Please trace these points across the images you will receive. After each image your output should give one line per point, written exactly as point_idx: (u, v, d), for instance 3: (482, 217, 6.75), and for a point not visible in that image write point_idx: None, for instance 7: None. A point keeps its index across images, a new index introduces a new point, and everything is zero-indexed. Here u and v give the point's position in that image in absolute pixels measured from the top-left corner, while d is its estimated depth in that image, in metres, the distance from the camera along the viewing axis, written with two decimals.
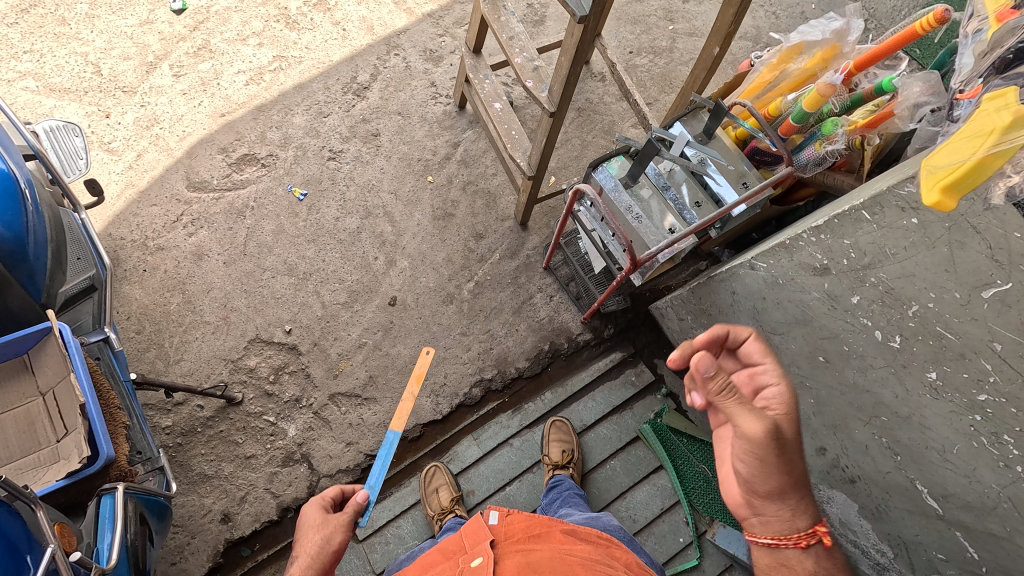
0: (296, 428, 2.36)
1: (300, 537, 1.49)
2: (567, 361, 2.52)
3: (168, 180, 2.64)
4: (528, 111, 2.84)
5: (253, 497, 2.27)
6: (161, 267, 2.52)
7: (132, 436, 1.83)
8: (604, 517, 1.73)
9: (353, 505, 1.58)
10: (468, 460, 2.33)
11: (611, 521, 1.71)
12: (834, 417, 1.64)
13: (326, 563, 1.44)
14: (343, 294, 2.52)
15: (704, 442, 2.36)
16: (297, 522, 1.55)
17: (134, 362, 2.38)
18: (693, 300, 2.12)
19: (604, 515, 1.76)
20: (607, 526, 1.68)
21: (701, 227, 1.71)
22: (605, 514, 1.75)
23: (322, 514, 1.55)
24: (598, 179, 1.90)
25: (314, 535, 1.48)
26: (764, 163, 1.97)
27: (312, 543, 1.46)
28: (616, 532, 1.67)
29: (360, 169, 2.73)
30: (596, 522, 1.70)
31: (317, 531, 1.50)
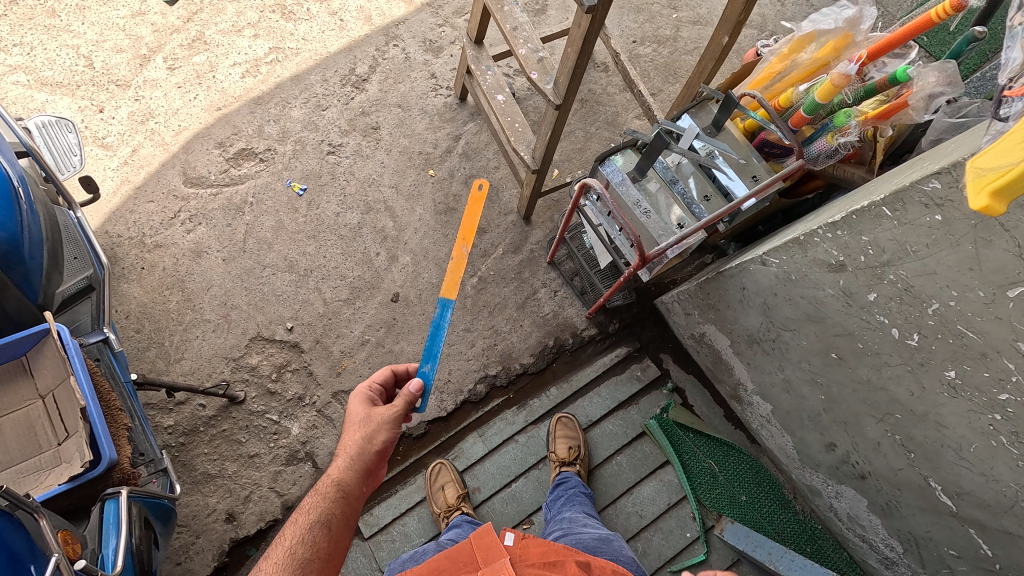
0: (299, 426, 2.34)
1: (344, 435, 1.55)
2: (572, 356, 2.49)
3: (165, 175, 2.60)
4: (530, 103, 2.80)
5: (258, 496, 2.25)
6: (159, 265, 2.48)
7: (134, 438, 1.80)
8: (617, 543, 1.70)
9: (398, 400, 1.56)
10: (474, 457, 2.32)
11: (625, 552, 1.69)
12: (846, 414, 1.63)
13: (365, 463, 1.51)
14: (345, 291, 2.49)
15: (711, 436, 2.35)
16: (346, 416, 1.60)
17: (134, 361, 2.35)
18: (699, 295, 2.04)
19: (617, 539, 1.72)
20: (619, 555, 1.65)
21: (711, 222, 1.68)
22: (617, 539, 1.72)
23: (365, 411, 1.57)
24: (605, 173, 1.87)
25: (355, 434, 1.54)
26: (773, 155, 1.93)
27: (353, 443, 1.52)
28: (628, 564, 1.64)
29: (360, 163, 2.68)
30: (608, 547, 1.66)
31: (358, 430, 1.54)
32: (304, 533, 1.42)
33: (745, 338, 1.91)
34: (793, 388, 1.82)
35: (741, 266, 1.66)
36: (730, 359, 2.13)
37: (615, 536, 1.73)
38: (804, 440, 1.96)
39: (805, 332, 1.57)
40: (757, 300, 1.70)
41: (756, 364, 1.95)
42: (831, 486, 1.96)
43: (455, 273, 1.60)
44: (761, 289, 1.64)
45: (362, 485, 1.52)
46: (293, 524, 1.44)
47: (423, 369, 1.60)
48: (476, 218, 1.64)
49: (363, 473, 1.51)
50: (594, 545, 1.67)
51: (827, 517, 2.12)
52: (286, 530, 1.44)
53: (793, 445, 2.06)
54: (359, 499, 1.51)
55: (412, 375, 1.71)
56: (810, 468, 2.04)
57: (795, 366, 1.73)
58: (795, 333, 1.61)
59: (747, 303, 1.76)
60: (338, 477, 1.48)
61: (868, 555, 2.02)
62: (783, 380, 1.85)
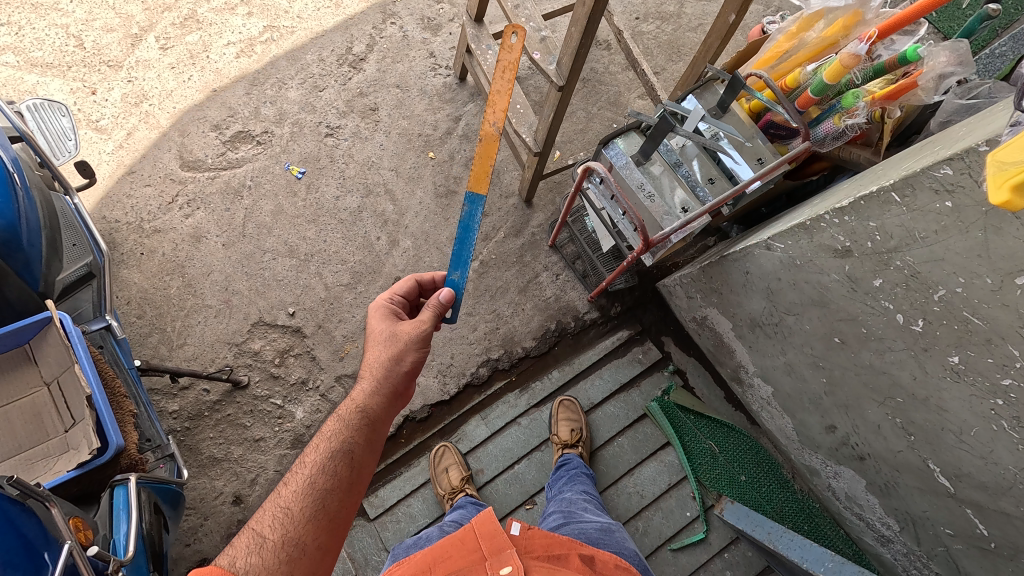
0: (303, 410, 2.36)
1: (368, 357, 1.49)
2: (574, 340, 2.50)
3: (161, 159, 2.56)
4: (531, 83, 2.75)
5: (264, 479, 2.28)
6: (159, 250, 2.46)
7: (140, 424, 1.82)
8: (619, 534, 1.70)
9: (429, 313, 1.53)
10: (477, 439, 2.35)
11: (627, 542, 1.70)
12: (848, 397, 1.64)
13: (391, 388, 1.47)
14: (346, 275, 2.48)
15: (711, 418, 2.37)
16: (366, 336, 1.54)
17: (136, 347, 2.35)
18: (703, 279, 2.04)
19: (618, 530, 1.72)
20: (621, 547, 1.64)
21: (715, 206, 1.67)
22: (619, 530, 1.72)
23: (390, 330, 1.52)
24: (609, 156, 1.85)
25: (381, 355, 1.49)
26: (778, 137, 1.89)
27: (379, 363, 1.47)
28: (630, 556, 1.64)
29: (359, 146, 2.65)
30: (611, 539, 1.66)
31: (384, 349, 1.50)
32: (327, 458, 1.36)
33: (747, 321, 1.91)
34: (794, 372, 1.83)
35: (746, 250, 1.66)
36: (732, 342, 2.14)
37: (616, 527, 1.73)
38: (804, 422, 1.98)
39: (809, 317, 1.57)
40: (761, 285, 1.69)
41: (758, 347, 1.96)
42: (830, 466, 1.99)
43: (484, 159, 1.47)
44: (764, 274, 1.64)
45: (387, 409, 1.48)
46: (314, 450, 1.38)
47: (450, 278, 1.59)
48: (509, 84, 1.45)
49: (389, 397, 1.47)
50: (598, 536, 1.66)
51: (825, 496, 2.15)
52: (305, 455, 1.38)
53: (793, 427, 2.08)
54: (384, 424, 1.48)
55: (436, 287, 1.71)
56: (809, 449, 2.07)
57: (797, 350, 1.73)
58: (798, 317, 1.62)
59: (750, 287, 1.76)
60: (364, 402, 1.43)
61: (864, 533, 2.06)
62: (785, 363, 1.85)
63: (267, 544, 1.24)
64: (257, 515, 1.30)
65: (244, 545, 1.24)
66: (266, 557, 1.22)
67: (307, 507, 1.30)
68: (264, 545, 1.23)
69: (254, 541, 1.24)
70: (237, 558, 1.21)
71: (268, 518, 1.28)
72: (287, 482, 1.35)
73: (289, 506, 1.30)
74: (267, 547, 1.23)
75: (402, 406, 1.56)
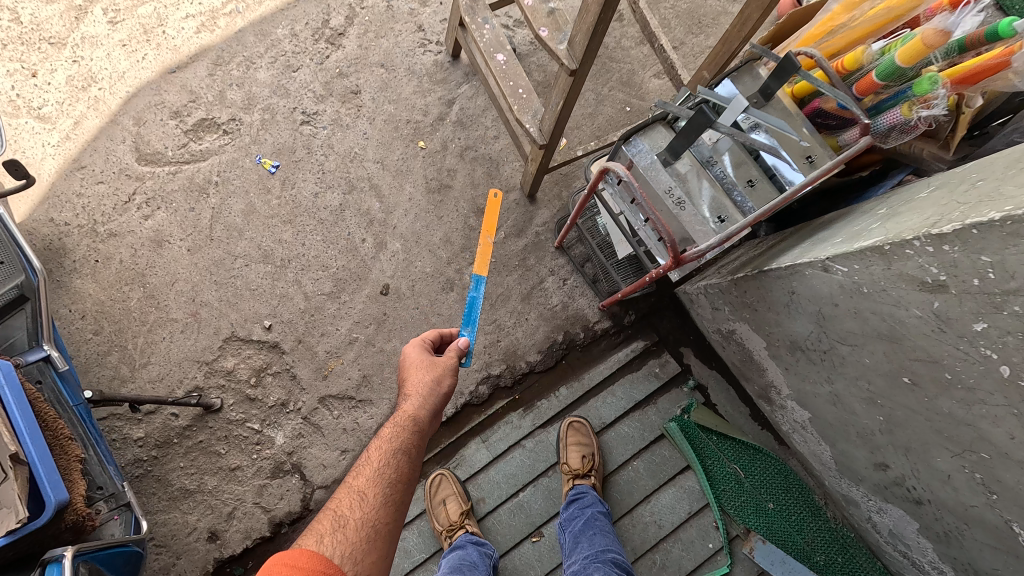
0: (284, 435, 2.13)
1: (411, 373, 1.57)
2: (583, 352, 2.25)
3: (114, 151, 2.25)
4: (533, 60, 2.43)
5: (242, 512, 2.07)
6: (116, 257, 2.18)
7: (89, 470, 1.59)
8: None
9: (453, 351, 1.62)
10: (477, 465, 2.12)
11: None
12: (911, 440, 1.40)
13: (439, 396, 1.55)
14: (328, 283, 2.21)
15: (736, 439, 2.14)
16: (403, 362, 1.61)
17: (94, 367, 2.10)
18: (734, 292, 1.78)
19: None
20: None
21: (759, 219, 1.40)
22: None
23: (427, 357, 1.60)
24: (629, 154, 1.56)
25: (424, 378, 1.55)
26: (827, 128, 1.60)
27: (423, 383, 1.53)
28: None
29: (339, 135, 2.34)
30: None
31: (429, 370, 1.58)
32: (391, 454, 1.43)
33: (786, 343, 1.66)
34: (841, 403, 1.59)
35: (796, 267, 1.39)
36: (764, 361, 1.89)
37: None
38: (846, 453, 1.75)
39: (871, 350, 1.32)
40: (810, 307, 1.44)
41: (797, 371, 1.72)
42: (874, 501, 1.77)
43: (484, 256, 1.68)
44: (816, 297, 1.38)
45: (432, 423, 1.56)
46: (376, 448, 1.45)
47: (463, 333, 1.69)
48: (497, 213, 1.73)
49: (437, 405, 1.54)
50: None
51: (863, 528, 1.94)
52: (368, 453, 1.45)
53: (831, 455, 1.86)
54: (429, 435, 1.56)
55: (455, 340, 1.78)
56: (848, 480, 1.85)
57: (849, 382, 1.49)
58: (856, 349, 1.36)
59: (795, 309, 1.50)
60: (416, 412, 1.51)
61: (907, 569, 1.86)
62: (830, 393, 1.61)
63: (349, 524, 1.28)
64: (331, 505, 1.34)
65: (327, 527, 1.28)
66: (350, 535, 1.26)
67: (380, 494, 1.37)
68: (346, 526, 1.28)
69: (336, 523, 1.28)
70: (323, 536, 1.25)
71: (343, 505, 1.33)
72: (354, 477, 1.41)
73: (363, 494, 1.36)
74: (349, 528, 1.28)
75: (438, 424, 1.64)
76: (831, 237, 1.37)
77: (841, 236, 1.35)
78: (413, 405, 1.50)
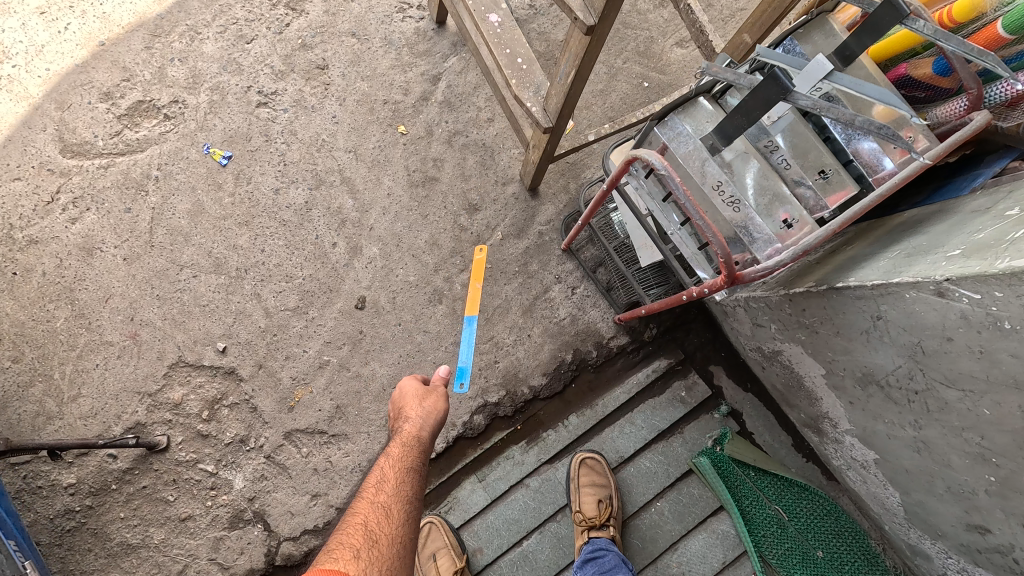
0: (244, 477, 1.79)
1: (413, 393, 1.45)
2: (596, 373, 1.92)
3: (33, 141, 1.88)
4: (533, 27, 2.05)
5: (195, 571, 1.74)
6: (38, 268, 1.82)
7: None
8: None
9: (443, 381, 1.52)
10: (473, 510, 1.79)
11: None
12: None
13: (444, 415, 1.45)
14: (293, 297, 1.86)
15: (777, 475, 1.82)
16: (398, 394, 1.48)
17: (13, 402, 1.75)
18: (786, 308, 1.43)
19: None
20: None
21: (840, 226, 1.05)
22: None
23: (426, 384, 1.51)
24: (665, 137, 1.22)
25: (429, 402, 1.44)
26: (915, 99, 1.25)
27: (431, 406, 1.44)
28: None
29: (303, 118, 1.97)
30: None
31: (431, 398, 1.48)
32: (409, 469, 1.32)
33: (856, 374, 1.33)
34: (930, 451, 1.26)
35: (890, 287, 1.05)
36: (818, 389, 1.56)
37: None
38: (926, 505, 1.42)
39: (997, 400, 0.98)
40: (903, 339, 1.10)
41: (867, 407, 1.38)
42: (956, 560, 1.46)
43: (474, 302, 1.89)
44: (917, 326, 1.04)
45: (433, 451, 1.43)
46: (391, 465, 1.31)
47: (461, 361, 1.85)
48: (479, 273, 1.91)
49: (441, 424, 1.44)
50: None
51: None
52: (382, 467, 1.31)
53: (899, 502, 1.54)
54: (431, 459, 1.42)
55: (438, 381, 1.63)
56: (920, 532, 1.53)
57: (948, 431, 1.16)
58: (972, 396, 1.03)
59: (878, 337, 1.16)
60: (424, 434, 1.39)
61: None
62: (913, 438, 1.28)
63: (382, 539, 1.15)
64: (354, 521, 1.19)
65: (360, 542, 1.13)
66: (386, 551, 1.13)
67: (405, 512, 1.24)
68: (379, 541, 1.14)
69: (368, 539, 1.14)
70: (357, 552, 1.10)
71: (370, 521, 1.19)
72: (371, 492, 1.26)
73: (387, 510, 1.22)
74: (382, 543, 1.14)
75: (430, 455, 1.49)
76: (938, 248, 1.03)
77: (954, 246, 1.01)
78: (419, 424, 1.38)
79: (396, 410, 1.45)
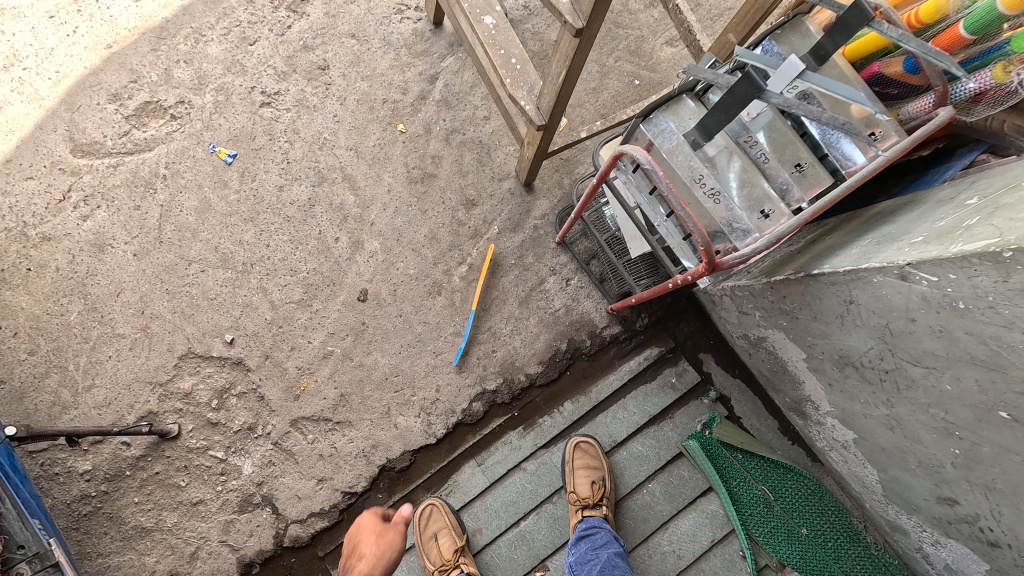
0: (252, 463, 1.87)
1: (368, 530, 1.48)
2: (590, 361, 1.99)
3: (45, 142, 1.95)
4: (527, 28, 2.12)
5: (207, 552, 1.82)
6: (52, 264, 1.89)
7: (6, 527, 1.34)
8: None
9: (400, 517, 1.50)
10: (473, 492, 1.87)
11: None
12: (995, 478, 1.15)
13: (398, 554, 1.46)
14: (298, 290, 1.94)
15: (764, 457, 1.90)
16: (357, 528, 1.52)
17: (29, 393, 1.82)
18: (769, 296, 1.51)
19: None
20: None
21: (812, 217, 1.13)
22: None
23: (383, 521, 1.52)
24: (650, 134, 1.29)
25: (379, 543, 1.45)
26: (888, 97, 1.32)
27: (379, 548, 1.44)
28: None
29: (305, 118, 2.04)
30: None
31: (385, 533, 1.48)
32: None
33: (833, 357, 1.40)
34: (901, 428, 1.34)
35: (859, 273, 1.12)
36: (800, 373, 1.64)
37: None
38: (900, 481, 1.50)
39: (957, 375, 1.06)
40: (872, 321, 1.17)
41: (844, 388, 1.46)
42: (930, 533, 1.54)
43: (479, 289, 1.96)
44: (884, 309, 1.12)
45: None
46: None
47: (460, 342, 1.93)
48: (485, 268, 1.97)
49: (394, 563, 1.45)
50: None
51: (911, 556, 1.72)
52: None
53: (877, 479, 1.62)
54: None
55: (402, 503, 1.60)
56: (898, 508, 1.61)
57: (916, 408, 1.23)
58: (933, 372, 1.11)
59: (850, 321, 1.24)
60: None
61: None
62: (886, 416, 1.36)
63: None
64: None
65: None
66: None
67: None
68: None
69: None
70: None
71: None
72: None
73: None
74: None
75: None
76: (901, 237, 1.11)
77: (916, 234, 1.08)
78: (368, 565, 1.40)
79: (354, 547, 1.49)
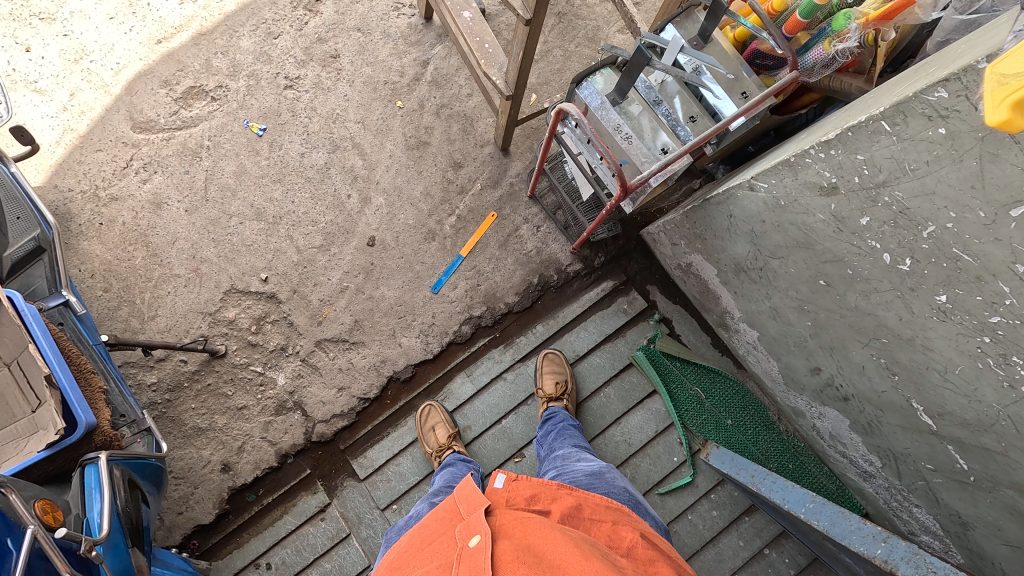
0: (285, 376, 2.31)
1: (441, 524, 1.21)
2: (558, 292, 2.44)
3: (110, 121, 2.40)
4: (501, 21, 2.58)
5: (252, 446, 2.25)
6: (119, 219, 2.34)
7: (112, 399, 1.78)
8: (610, 475, 1.50)
9: (465, 503, 1.21)
10: (463, 397, 2.31)
11: (617, 483, 1.47)
12: (833, 339, 1.59)
13: (449, 548, 1.08)
14: (318, 237, 2.39)
15: (697, 364, 2.36)
16: (425, 532, 1.22)
17: (105, 321, 2.26)
18: (686, 225, 1.95)
19: (610, 471, 1.53)
20: (612, 488, 1.44)
21: (696, 145, 1.54)
22: (610, 470, 1.52)
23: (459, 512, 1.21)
24: (582, 96, 1.71)
25: (435, 550, 1.10)
26: (765, 69, 1.77)
27: (435, 551, 1.10)
28: (621, 496, 1.44)
29: (321, 98, 2.49)
30: (601, 482, 1.46)
31: (440, 539, 1.14)
32: (438, 532, 1.19)
33: (732, 266, 1.84)
34: (780, 316, 1.78)
35: (729, 192, 1.59)
36: (717, 288, 2.05)
37: (608, 468, 1.54)
38: (790, 365, 1.93)
39: (795, 260, 1.50)
40: (745, 228, 1.63)
41: (743, 292, 1.90)
42: (814, 408, 1.97)
43: (473, 241, 2.41)
44: (749, 217, 1.57)
45: (438, 522, 1.22)
46: (430, 526, 1.24)
47: (442, 278, 2.38)
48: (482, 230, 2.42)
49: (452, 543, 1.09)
50: (587, 482, 1.46)
51: (810, 435, 2.15)
52: (428, 531, 1.22)
53: (778, 369, 2.05)
54: (456, 517, 1.19)
55: (466, 501, 1.22)
56: (794, 391, 2.04)
57: (783, 294, 1.67)
58: (783, 261, 1.56)
59: (734, 232, 1.69)
60: (421, 531, 1.24)
61: (848, 469, 2.06)
62: (770, 308, 1.80)
63: (418, 545, 1.20)
64: (405, 545, 1.25)
65: (415, 547, 1.20)
66: (423, 549, 1.16)
67: (412, 545, 1.22)
68: (425, 540, 1.20)
69: (418, 544, 1.21)
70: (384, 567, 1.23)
71: (424, 534, 1.22)
72: (421, 538, 1.22)
73: (434, 541, 1.16)
74: (414, 545, 1.21)
75: (453, 515, 1.21)
76: (760, 163, 1.55)
77: (768, 161, 1.52)
78: (434, 545, 1.12)
79: (429, 537, 1.19)
